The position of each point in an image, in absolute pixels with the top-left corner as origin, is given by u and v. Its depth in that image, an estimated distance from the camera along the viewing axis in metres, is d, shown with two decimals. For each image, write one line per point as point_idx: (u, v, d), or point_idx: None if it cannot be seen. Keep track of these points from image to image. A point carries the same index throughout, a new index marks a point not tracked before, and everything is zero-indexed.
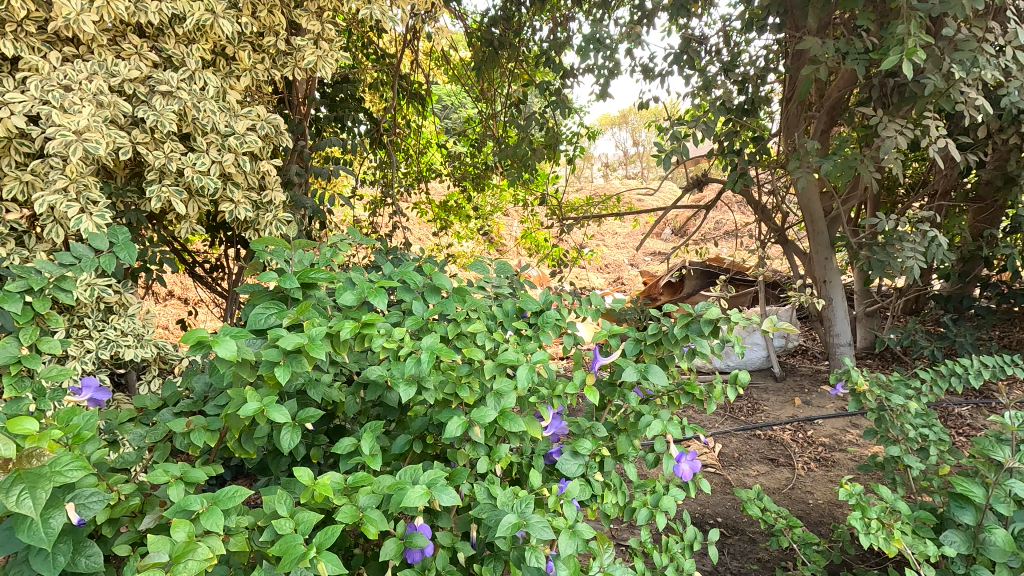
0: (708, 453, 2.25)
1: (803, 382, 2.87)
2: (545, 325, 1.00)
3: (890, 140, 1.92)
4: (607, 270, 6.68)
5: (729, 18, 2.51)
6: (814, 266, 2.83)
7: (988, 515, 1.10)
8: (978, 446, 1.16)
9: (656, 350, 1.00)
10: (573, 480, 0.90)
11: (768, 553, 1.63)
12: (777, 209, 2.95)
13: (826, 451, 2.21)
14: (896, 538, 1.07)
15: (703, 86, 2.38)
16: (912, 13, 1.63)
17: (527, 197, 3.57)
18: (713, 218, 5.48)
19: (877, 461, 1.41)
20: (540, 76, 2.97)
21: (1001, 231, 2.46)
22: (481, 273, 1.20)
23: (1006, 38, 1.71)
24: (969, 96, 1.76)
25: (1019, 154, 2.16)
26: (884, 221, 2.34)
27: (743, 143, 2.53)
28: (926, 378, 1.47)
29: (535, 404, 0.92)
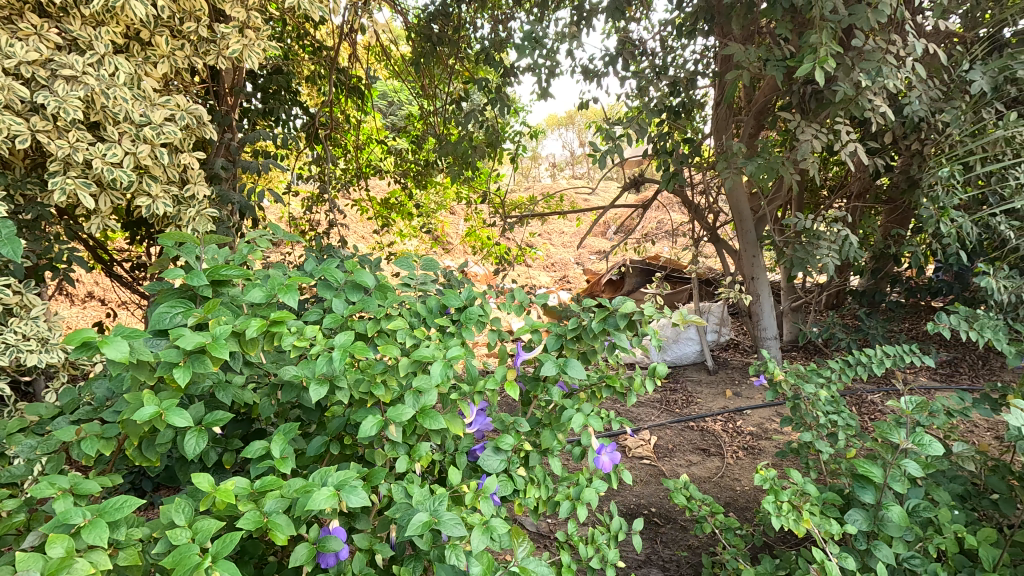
0: (644, 445, 2.31)
1: (733, 375, 2.99)
2: (468, 321, 1.01)
3: (807, 144, 2.04)
4: (553, 268, 6.74)
5: (665, 23, 2.58)
6: (743, 263, 2.96)
7: (885, 493, 1.19)
8: (878, 430, 1.24)
9: (578, 344, 1.02)
10: (495, 476, 0.90)
11: (697, 539, 1.69)
12: (710, 209, 3.07)
13: (753, 439, 2.32)
14: (805, 519, 1.14)
15: (638, 87, 2.45)
16: (825, 23, 1.73)
17: (471, 195, 3.56)
18: (654, 217, 5.64)
19: (792, 447, 1.49)
20: (481, 73, 2.95)
21: (907, 231, 2.66)
22: (407, 270, 1.17)
23: (906, 51, 1.84)
24: (876, 103, 1.89)
25: (920, 159, 2.34)
26: (804, 220, 2.48)
27: (676, 145, 2.62)
28: (836, 367, 1.57)
29: (457, 401, 0.91)
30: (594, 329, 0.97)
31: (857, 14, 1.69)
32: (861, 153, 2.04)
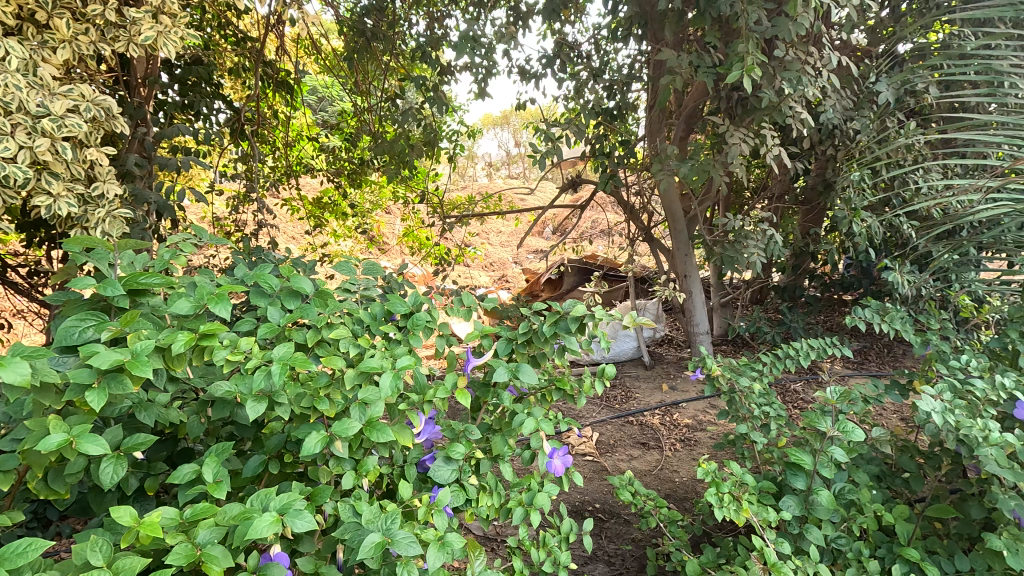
0: (586, 442, 2.34)
1: (669, 369, 3.10)
2: (415, 327, 0.97)
3: (735, 147, 2.14)
4: (491, 268, 6.75)
5: (599, 27, 2.63)
6: (676, 261, 3.07)
7: (815, 479, 1.26)
8: (807, 420, 1.32)
9: (527, 348, 1.01)
10: (446, 487, 0.87)
11: (641, 532, 1.73)
12: (644, 209, 3.16)
13: (689, 432, 2.41)
14: (744, 508, 1.18)
15: (575, 89, 2.48)
16: (751, 33, 1.81)
17: (408, 195, 3.48)
18: (590, 217, 5.76)
19: (729, 438, 1.56)
20: (417, 71, 2.89)
21: (822, 230, 2.86)
22: (347, 274, 1.12)
23: (822, 62, 1.97)
24: (796, 110, 2.00)
25: (835, 164, 2.51)
26: (732, 220, 2.60)
27: (612, 146, 2.67)
28: (767, 360, 1.65)
29: (406, 412, 0.88)
30: (545, 333, 0.97)
31: (779, 26, 1.79)
32: (784, 157, 2.16)
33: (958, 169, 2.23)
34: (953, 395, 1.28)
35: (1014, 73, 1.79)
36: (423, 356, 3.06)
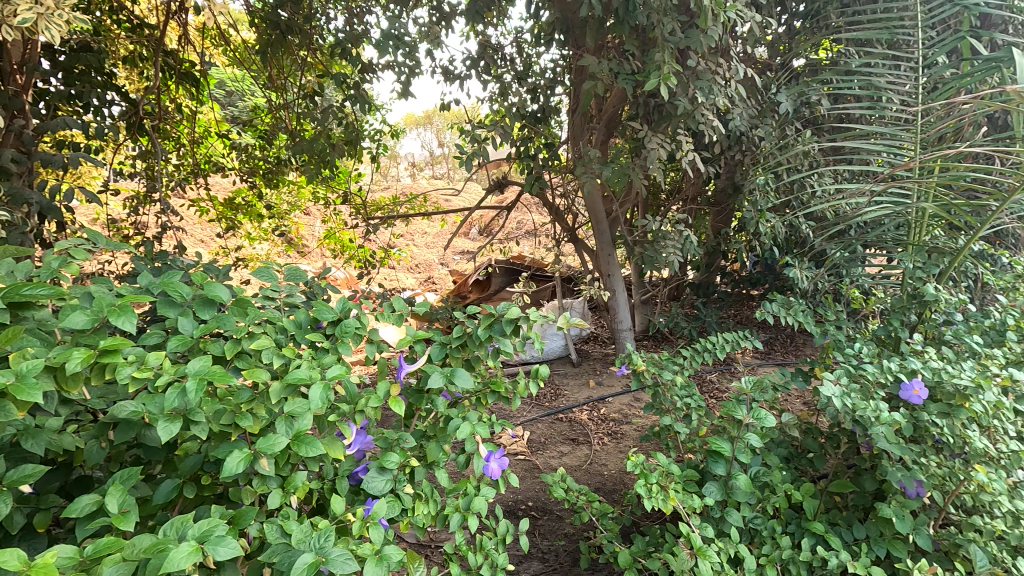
0: (518, 442, 2.35)
1: (595, 366, 3.19)
2: (344, 335, 0.94)
3: (654, 152, 2.24)
4: (417, 270, 6.68)
5: (521, 31, 2.66)
6: (600, 261, 3.16)
7: (734, 465, 1.35)
8: (725, 409, 1.40)
9: (462, 352, 1.00)
10: (381, 498, 0.85)
11: (573, 527, 1.76)
12: (568, 210, 3.23)
13: (616, 425, 2.49)
14: (671, 497, 1.24)
15: (500, 91, 2.49)
16: (666, 43, 1.90)
17: (328, 195, 3.36)
18: (516, 218, 5.82)
19: (654, 430, 1.62)
20: (337, 68, 2.79)
21: (732, 230, 3.05)
22: (267, 280, 1.06)
23: (730, 73, 2.11)
24: (708, 117, 2.13)
25: (742, 168, 2.69)
26: (651, 221, 2.72)
27: (537, 149, 2.71)
28: (687, 354, 1.74)
29: (337, 423, 0.85)
30: (480, 336, 0.96)
31: (691, 37, 1.89)
32: (698, 161, 2.29)
33: (846, 174, 2.47)
34: (849, 380, 1.40)
35: (890, 90, 2.00)
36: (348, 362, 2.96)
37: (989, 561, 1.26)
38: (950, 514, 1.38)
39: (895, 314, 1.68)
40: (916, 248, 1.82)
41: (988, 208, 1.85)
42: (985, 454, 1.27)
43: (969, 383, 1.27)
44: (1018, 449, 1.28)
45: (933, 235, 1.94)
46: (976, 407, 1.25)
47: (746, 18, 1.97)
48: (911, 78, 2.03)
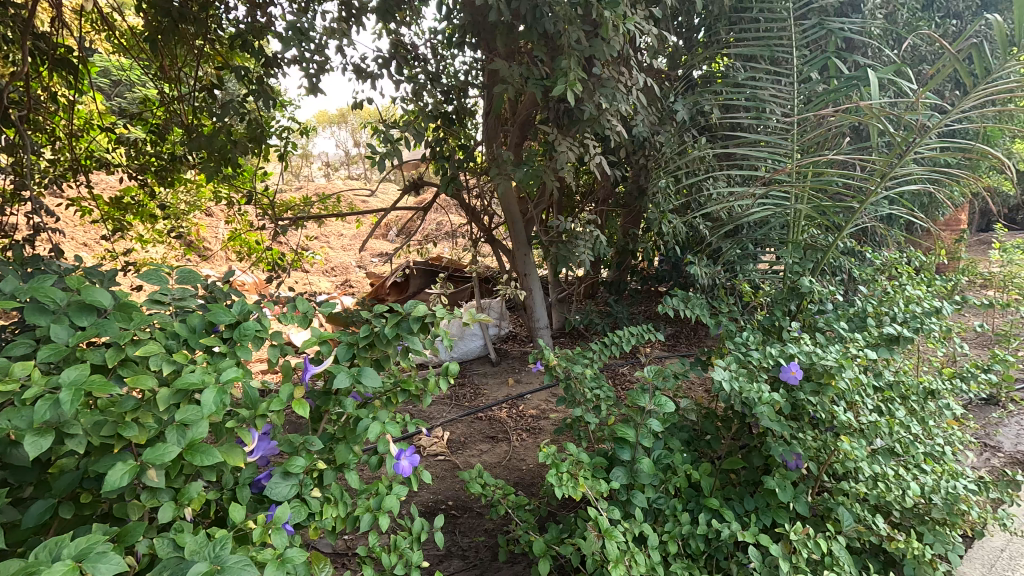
0: (438, 442, 2.35)
1: (513, 364, 3.25)
2: (242, 338, 0.90)
3: (564, 155, 2.32)
4: (333, 273, 6.45)
5: (434, 31, 2.65)
6: (517, 261, 3.22)
7: (638, 449, 1.44)
8: (630, 398, 1.49)
9: (370, 352, 1.00)
10: (285, 504, 0.83)
11: (492, 522, 1.79)
12: (485, 211, 3.27)
13: (534, 421, 2.56)
14: (580, 483, 1.30)
15: (413, 92, 2.47)
16: (572, 51, 1.98)
17: (231, 194, 3.17)
18: (434, 218, 5.78)
19: (566, 422, 1.69)
20: (238, 60, 2.65)
21: (639, 231, 3.23)
22: (156, 284, 0.99)
23: (632, 82, 2.23)
24: (613, 123, 2.24)
25: (646, 172, 2.85)
26: (564, 222, 2.82)
27: (452, 149, 2.72)
28: (597, 348, 1.82)
29: (236, 429, 0.82)
30: (387, 334, 0.97)
31: (595, 47, 1.99)
32: (605, 165, 2.40)
33: (737, 179, 2.68)
34: (737, 366, 1.54)
35: (771, 102, 2.21)
36: (257, 370, 2.82)
37: (855, 520, 1.44)
38: (823, 482, 1.55)
39: (777, 305, 1.86)
40: (794, 245, 2.03)
41: (852, 209, 2.09)
42: (849, 426, 1.44)
43: (834, 363, 1.43)
44: (875, 420, 1.47)
45: (809, 234, 2.16)
46: (840, 384, 1.42)
47: (645, 31, 2.10)
48: (789, 91, 2.25)
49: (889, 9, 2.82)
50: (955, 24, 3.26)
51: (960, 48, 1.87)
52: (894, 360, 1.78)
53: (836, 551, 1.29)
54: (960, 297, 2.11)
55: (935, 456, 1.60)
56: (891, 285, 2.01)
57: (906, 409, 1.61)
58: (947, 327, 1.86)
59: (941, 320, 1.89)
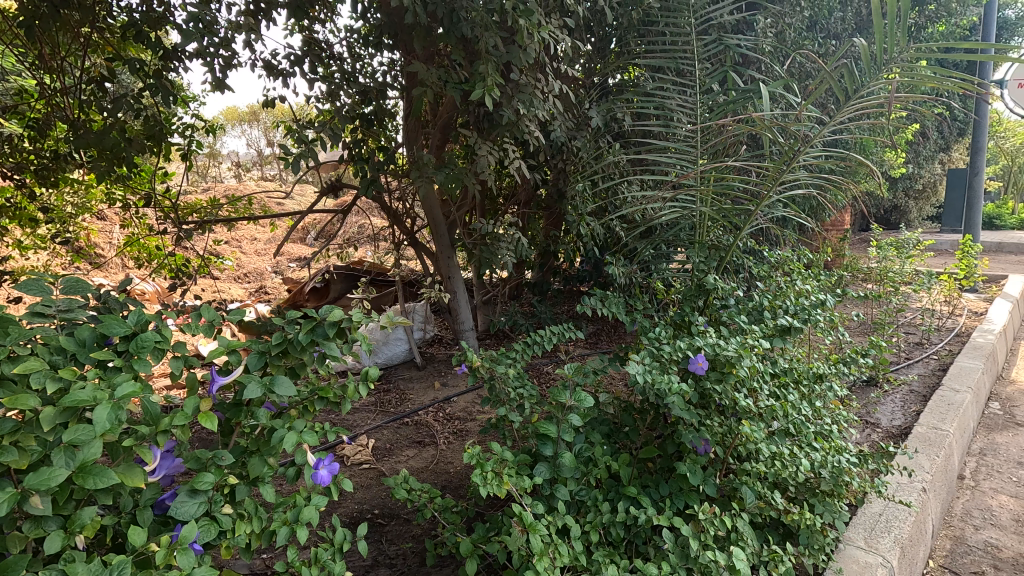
0: (362, 450, 2.29)
1: (439, 368, 3.22)
2: (140, 350, 0.84)
3: (484, 158, 2.34)
4: (246, 279, 6.12)
5: (350, 29, 2.59)
6: (440, 264, 3.20)
7: (559, 444, 1.49)
8: (551, 395, 1.53)
9: (283, 360, 0.97)
10: (192, 523, 0.79)
11: (420, 527, 1.77)
12: (407, 214, 3.22)
13: (461, 423, 2.56)
14: (505, 480, 1.32)
15: (328, 92, 2.40)
16: (490, 56, 2.01)
17: (127, 196, 2.92)
18: (355, 221, 5.63)
19: (491, 423, 1.70)
20: (132, 52, 2.45)
21: (560, 233, 3.31)
22: (38, 294, 0.91)
23: (548, 88, 2.29)
24: (532, 127, 2.29)
25: (565, 176, 2.93)
26: (486, 224, 2.84)
27: (371, 151, 2.66)
28: (520, 347, 1.85)
29: (134, 448, 0.77)
30: (302, 341, 0.94)
31: (512, 53, 2.03)
32: (525, 168, 2.45)
33: (649, 183, 2.83)
34: (651, 360, 1.62)
35: (677, 111, 2.35)
36: (160, 385, 2.61)
37: (756, 497, 1.56)
38: (729, 465, 1.67)
39: (686, 302, 1.98)
40: (701, 245, 2.17)
41: (749, 212, 2.26)
42: (749, 411, 1.57)
43: (734, 353, 1.55)
44: (771, 404, 1.60)
45: (713, 234, 2.32)
46: (740, 372, 1.53)
47: (559, 39, 2.16)
48: (693, 101, 2.40)
49: (778, 28, 3.08)
50: (834, 44, 3.62)
51: (835, 66, 2.09)
52: (788, 349, 1.95)
53: (740, 527, 1.40)
54: (842, 290, 2.35)
55: (823, 434, 1.77)
56: (784, 280, 2.20)
57: (798, 392, 1.77)
58: (831, 318, 2.07)
59: (826, 311, 2.09)
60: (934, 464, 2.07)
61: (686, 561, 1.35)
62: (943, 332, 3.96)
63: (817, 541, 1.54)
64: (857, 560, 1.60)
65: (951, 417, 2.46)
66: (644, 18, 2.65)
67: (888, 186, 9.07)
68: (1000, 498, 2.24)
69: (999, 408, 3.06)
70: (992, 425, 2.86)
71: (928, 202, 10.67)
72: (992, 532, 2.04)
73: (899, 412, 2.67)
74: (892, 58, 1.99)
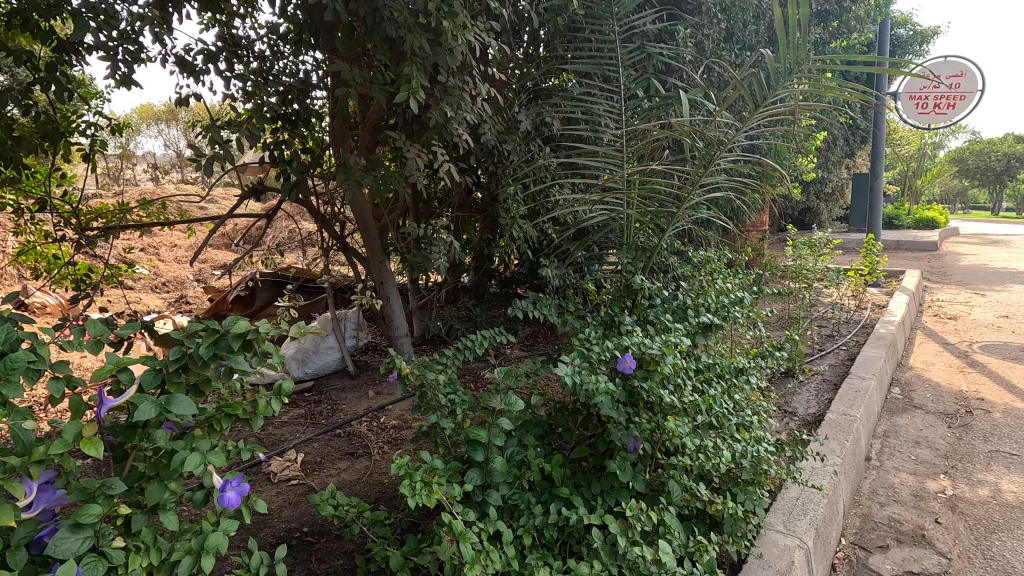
0: (290, 466, 2.18)
1: (373, 376, 3.14)
2: (9, 372, 0.76)
3: (413, 161, 2.30)
4: (164, 287, 5.73)
5: (270, 26, 2.47)
6: (372, 269, 3.12)
7: (490, 449, 1.47)
8: (481, 401, 1.52)
9: (184, 377, 0.91)
10: (74, 561, 0.72)
11: (352, 543, 1.71)
12: (336, 218, 3.12)
13: (396, 432, 2.49)
14: (434, 490, 1.29)
15: (248, 91, 2.28)
16: (415, 58, 1.98)
17: (19, 199, 2.65)
18: (283, 225, 5.40)
19: (422, 431, 1.67)
20: (21, 42, 2.23)
21: (494, 236, 3.31)
22: None
23: (476, 91, 2.28)
24: (460, 130, 2.27)
25: (497, 178, 2.93)
26: (417, 228, 2.79)
27: (294, 153, 2.55)
28: (452, 352, 1.82)
29: (3, 482, 0.69)
30: (203, 355, 0.89)
31: (438, 54, 2.00)
32: (455, 171, 2.42)
33: (580, 186, 2.88)
34: (581, 360, 1.64)
35: (604, 117, 2.40)
36: (59, 408, 2.38)
37: (683, 491, 1.61)
38: (658, 460, 1.71)
39: (614, 302, 2.03)
40: (627, 247, 2.23)
41: (673, 214, 2.34)
42: (674, 407, 1.62)
43: (658, 350, 1.59)
44: (694, 399, 1.66)
45: (640, 236, 2.39)
46: (664, 369, 1.58)
47: (486, 42, 2.16)
48: (619, 107, 2.47)
49: (697, 39, 3.23)
50: (748, 55, 3.84)
51: (747, 75, 2.20)
52: (711, 345, 2.03)
53: (666, 520, 1.44)
54: (759, 287, 2.47)
55: (745, 425, 1.84)
56: (706, 280, 2.29)
57: (720, 386, 1.85)
58: (749, 314, 2.17)
59: (745, 308, 2.20)
60: (844, 448, 2.23)
61: (616, 559, 1.37)
62: (851, 324, 4.27)
63: (740, 529, 1.60)
64: (777, 544, 1.68)
65: (858, 403, 2.65)
66: (570, 24, 2.70)
67: (802, 188, 9.72)
68: (902, 475, 2.43)
69: (900, 393, 3.33)
70: (894, 408, 3.11)
71: (837, 204, 11.53)
72: (895, 508, 2.21)
73: (813, 401, 2.85)
74: (798, 69, 2.12)
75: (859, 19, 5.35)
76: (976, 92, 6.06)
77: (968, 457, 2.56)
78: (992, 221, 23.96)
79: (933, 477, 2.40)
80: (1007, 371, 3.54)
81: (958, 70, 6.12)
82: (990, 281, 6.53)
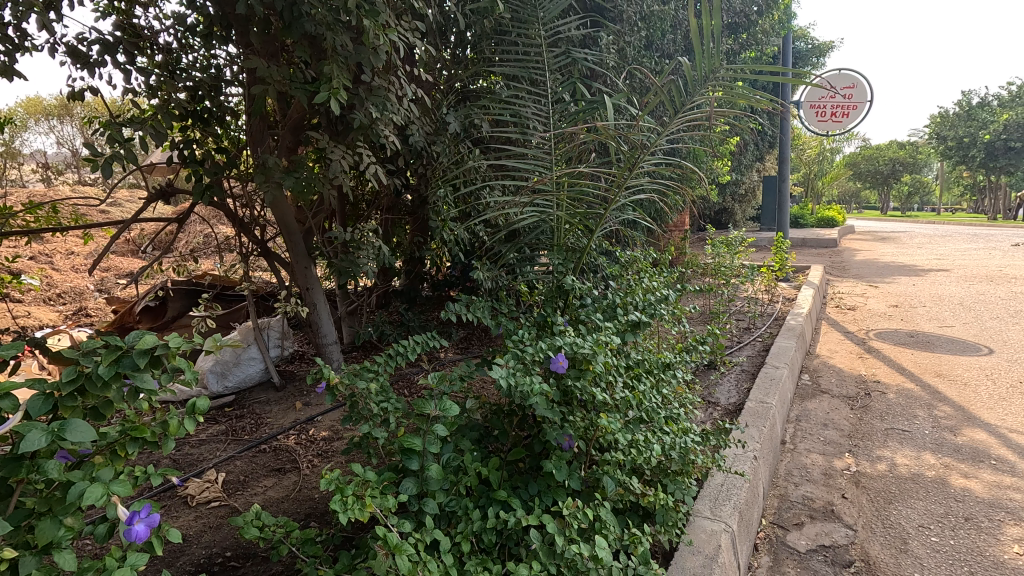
0: (210, 487, 2.04)
1: (300, 386, 3.00)
2: None
3: (337, 163, 2.22)
4: (60, 299, 5.22)
5: (177, 16, 2.30)
6: (296, 275, 2.97)
7: (426, 457, 1.44)
8: (415, 408, 1.48)
9: (81, 400, 0.83)
10: None
11: (280, 564, 1.62)
12: (255, 221, 2.95)
13: (326, 444, 2.40)
14: (366, 503, 1.24)
15: (151, 86, 2.12)
16: (336, 56, 1.91)
17: None
18: (197, 229, 5.05)
19: (354, 442, 1.61)
20: None
21: (425, 239, 3.26)
22: None
23: (402, 91, 2.24)
24: (386, 131, 2.21)
25: (426, 180, 2.89)
26: (344, 232, 2.69)
27: (207, 153, 2.39)
28: (383, 359, 1.77)
29: None
30: (103, 376, 0.81)
31: (361, 54, 1.94)
32: (382, 174, 2.36)
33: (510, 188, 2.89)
34: (515, 362, 1.64)
35: (532, 120, 2.42)
36: None
37: (617, 485, 1.64)
38: (592, 457, 1.74)
39: (547, 302, 2.05)
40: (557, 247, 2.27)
41: (600, 216, 2.40)
42: (606, 405, 1.65)
43: (589, 350, 1.63)
44: (625, 396, 1.70)
45: (570, 238, 2.44)
46: (595, 368, 1.61)
47: (411, 42, 2.12)
48: (546, 111, 2.51)
49: (619, 46, 3.33)
50: (667, 63, 4.02)
51: (666, 82, 2.29)
52: (639, 342, 2.09)
53: (601, 516, 1.47)
54: (682, 284, 2.59)
55: (672, 418, 1.91)
56: (634, 279, 2.36)
57: (649, 381, 1.91)
58: (674, 311, 2.27)
59: (670, 305, 2.29)
60: (762, 435, 2.37)
61: (554, 558, 1.38)
62: (765, 317, 4.56)
63: (671, 518, 1.66)
64: (704, 530, 1.76)
65: (773, 391, 2.83)
66: (496, 27, 2.71)
67: (718, 190, 10.30)
68: (814, 456, 2.62)
69: (809, 379, 3.60)
70: (805, 394, 3.36)
71: (750, 204, 12.31)
72: (808, 486, 2.38)
73: (733, 390, 3.02)
74: (712, 77, 2.23)
75: (766, 33, 5.73)
76: (866, 103, 6.65)
77: (867, 436, 2.80)
78: (882, 220, 26.45)
79: (839, 455, 2.61)
80: (898, 355, 3.91)
81: (851, 82, 6.67)
82: (881, 274, 7.19)
